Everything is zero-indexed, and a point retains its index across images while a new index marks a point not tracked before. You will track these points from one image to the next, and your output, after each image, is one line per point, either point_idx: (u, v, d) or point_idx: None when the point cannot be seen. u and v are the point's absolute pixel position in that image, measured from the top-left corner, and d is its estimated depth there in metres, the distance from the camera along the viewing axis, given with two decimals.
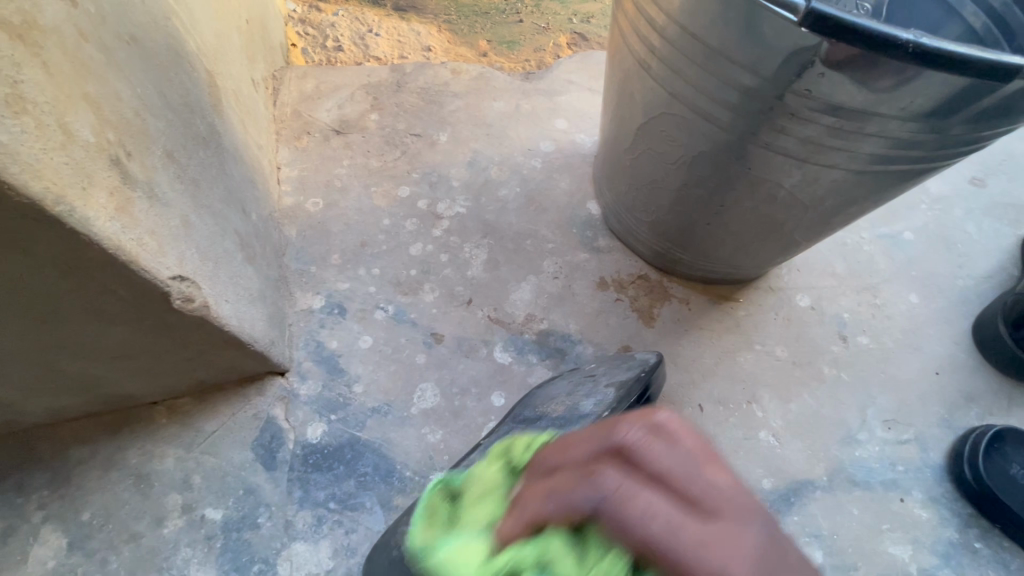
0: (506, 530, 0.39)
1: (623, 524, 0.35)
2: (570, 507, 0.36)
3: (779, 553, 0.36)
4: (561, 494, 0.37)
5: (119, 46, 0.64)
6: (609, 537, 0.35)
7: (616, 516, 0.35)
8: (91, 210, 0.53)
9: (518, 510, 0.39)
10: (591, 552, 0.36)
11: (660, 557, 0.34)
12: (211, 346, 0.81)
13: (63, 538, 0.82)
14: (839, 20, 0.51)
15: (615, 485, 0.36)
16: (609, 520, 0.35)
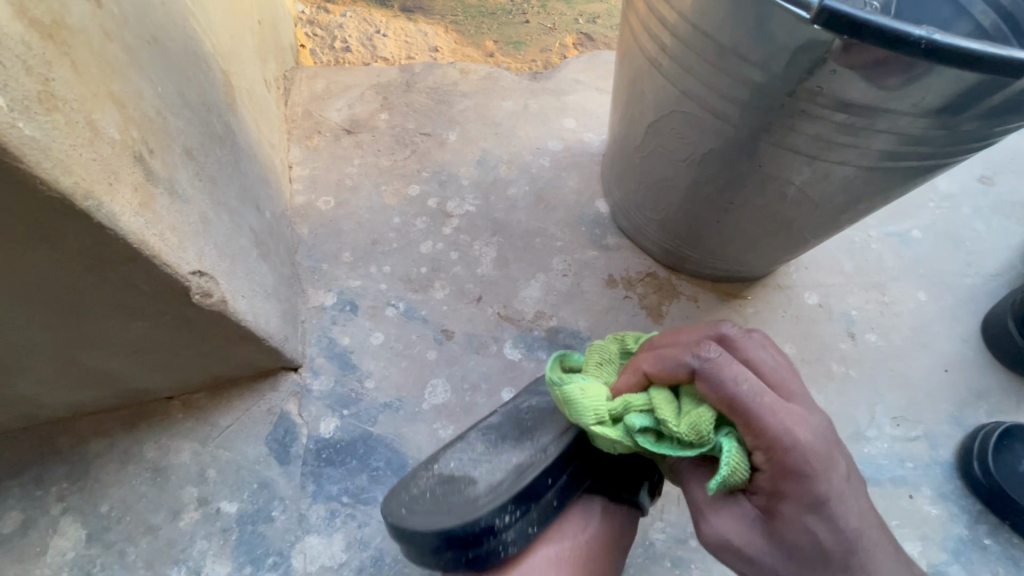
0: (627, 380, 0.63)
1: (721, 377, 0.52)
2: (680, 362, 0.56)
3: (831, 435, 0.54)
4: (670, 354, 0.58)
5: (141, 46, 0.66)
6: (705, 387, 0.53)
7: (717, 370, 0.52)
8: (117, 205, 0.55)
9: (636, 365, 0.62)
10: (687, 405, 0.58)
11: (743, 401, 0.52)
12: (228, 341, 0.82)
13: (81, 530, 0.84)
14: (851, 17, 0.52)
15: (718, 353, 0.53)
16: (709, 372, 0.53)
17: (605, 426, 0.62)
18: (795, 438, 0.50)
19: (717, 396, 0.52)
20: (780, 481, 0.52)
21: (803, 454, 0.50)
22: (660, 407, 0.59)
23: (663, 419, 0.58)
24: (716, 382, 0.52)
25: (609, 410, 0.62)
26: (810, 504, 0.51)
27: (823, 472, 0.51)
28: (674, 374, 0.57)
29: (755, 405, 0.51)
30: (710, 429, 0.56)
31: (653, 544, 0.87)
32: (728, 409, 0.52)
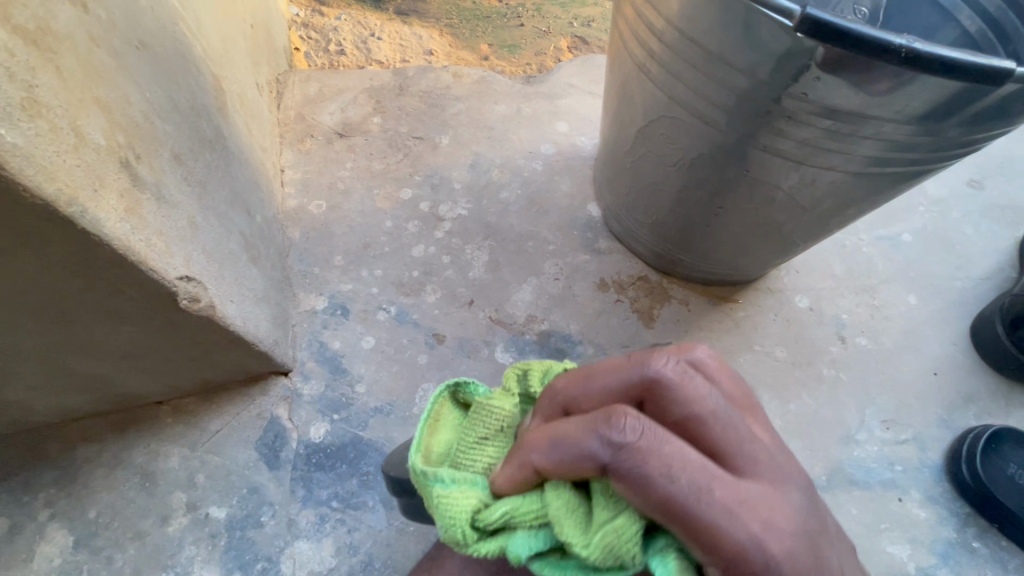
0: (513, 474, 0.48)
1: (647, 476, 0.41)
2: (583, 452, 0.43)
3: (783, 512, 0.43)
4: (571, 436, 0.44)
5: (128, 51, 0.66)
6: (625, 487, 0.42)
7: (640, 466, 0.41)
8: (102, 211, 0.55)
9: (523, 453, 0.47)
10: (596, 518, 0.46)
11: (681, 509, 0.40)
12: (217, 346, 0.82)
13: (69, 536, 0.83)
14: (834, 25, 0.52)
15: (637, 434, 0.42)
16: (630, 470, 0.41)
17: (486, 543, 0.50)
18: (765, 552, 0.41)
19: (644, 500, 0.41)
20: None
21: (770, 571, 0.41)
22: (558, 522, 0.46)
23: (565, 539, 0.46)
24: (639, 481, 0.41)
25: (489, 524, 0.49)
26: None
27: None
28: (579, 469, 0.44)
29: (703, 511, 0.40)
30: (627, 552, 0.44)
31: None
32: (661, 515, 0.41)
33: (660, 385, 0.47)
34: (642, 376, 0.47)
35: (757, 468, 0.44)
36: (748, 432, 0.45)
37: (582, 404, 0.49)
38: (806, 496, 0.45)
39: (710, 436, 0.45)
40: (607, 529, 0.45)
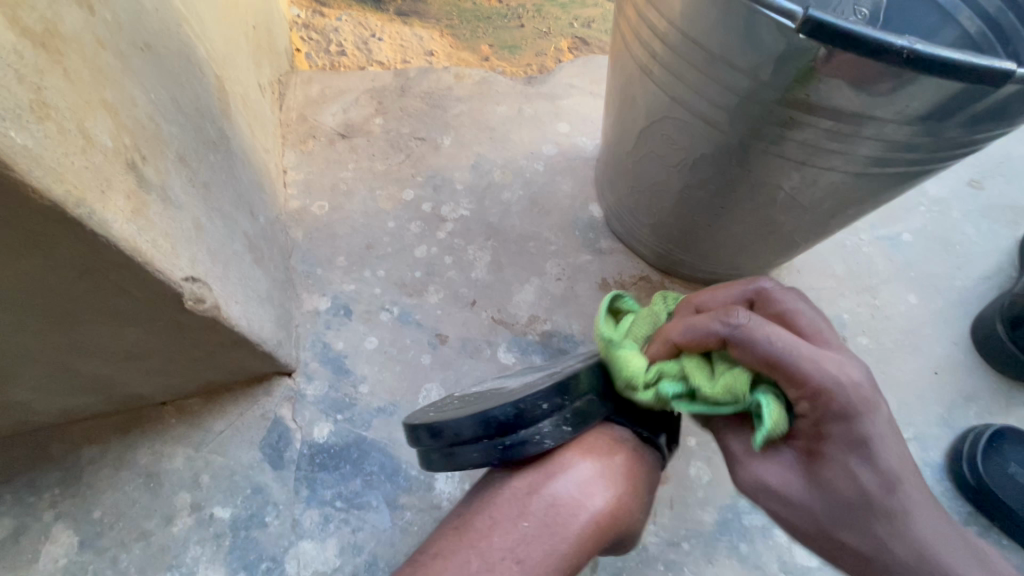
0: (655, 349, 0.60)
1: (752, 337, 0.51)
2: (705, 330, 0.55)
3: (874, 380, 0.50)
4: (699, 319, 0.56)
5: (133, 53, 0.66)
6: (738, 350, 0.52)
7: (748, 331, 0.51)
8: (109, 213, 0.55)
9: (664, 335, 0.60)
10: (719, 368, 0.56)
11: (784, 361, 0.49)
12: (221, 347, 0.82)
13: (73, 536, 0.83)
14: (835, 27, 0.53)
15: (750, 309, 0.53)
16: (741, 334, 0.51)
17: (638, 391, 0.60)
18: (835, 378, 0.48)
19: (751, 356, 0.51)
20: (824, 421, 0.49)
21: (843, 394, 0.48)
22: (692, 371, 0.57)
23: (695, 384, 0.56)
24: (747, 343, 0.51)
25: (642, 375, 0.59)
26: (849, 440, 0.49)
27: (863, 408, 0.48)
28: (705, 341, 0.55)
29: (793, 355, 0.49)
30: (745, 390, 0.54)
31: (646, 548, 0.88)
32: (765, 367, 0.50)
33: (766, 293, 0.59)
34: (755, 289, 0.60)
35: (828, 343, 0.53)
36: (826, 324, 0.55)
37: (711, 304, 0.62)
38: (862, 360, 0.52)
39: (802, 323, 0.55)
40: (730, 373, 0.54)
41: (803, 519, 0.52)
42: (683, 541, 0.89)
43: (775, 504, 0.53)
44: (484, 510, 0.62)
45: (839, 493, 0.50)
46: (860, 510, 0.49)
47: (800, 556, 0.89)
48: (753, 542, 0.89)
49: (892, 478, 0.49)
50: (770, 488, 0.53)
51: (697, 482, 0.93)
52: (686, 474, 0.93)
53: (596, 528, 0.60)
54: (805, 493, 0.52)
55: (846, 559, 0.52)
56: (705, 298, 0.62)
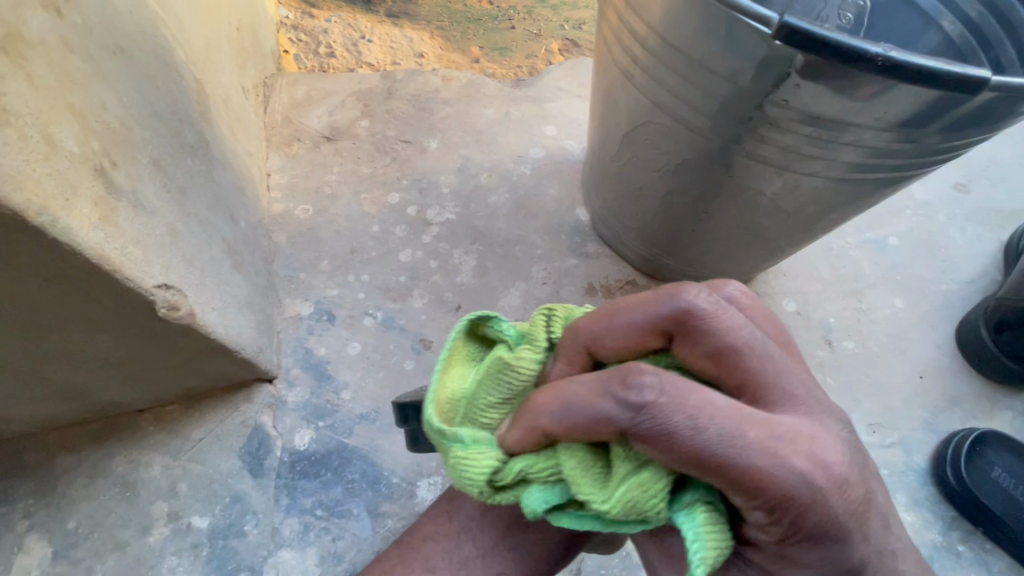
0: (520, 437, 0.46)
1: (671, 433, 0.39)
2: (599, 414, 0.41)
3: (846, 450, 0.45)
4: (585, 403, 0.42)
5: (105, 56, 0.65)
6: (653, 449, 0.40)
7: (666, 425, 0.39)
8: (74, 220, 0.54)
9: (529, 418, 0.45)
10: (617, 474, 0.44)
11: (716, 463, 0.39)
12: (198, 354, 0.81)
13: (47, 547, 0.82)
14: (809, 33, 0.53)
15: (658, 395, 0.40)
16: (654, 430, 0.40)
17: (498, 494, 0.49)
18: (813, 486, 0.41)
19: (670, 456, 0.40)
20: (791, 540, 0.44)
21: (820, 511, 0.42)
22: (577, 480, 0.45)
23: (582, 496, 0.45)
24: (663, 440, 0.40)
25: (497, 479, 0.48)
26: (824, 556, 0.45)
27: (852, 526, 0.44)
28: (595, 433, 0.42)
29: (740, 458, 0.39)
30: (655, 508, 0.43)
31: (630, 555, 0.87)
32: (694, 470, 0.40)
33: (687, 323, 0.44)
34: (670, 312, 0.45)
35: (794, 399, 0.43)
36: (786, 362, 0.44)
37: (606, 344, 0.47)
38: (844, 427, 0.45)
39: (740, 366, 0.43)
40: (630, 492, 0.43)
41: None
42: None
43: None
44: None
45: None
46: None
47: None
48: None
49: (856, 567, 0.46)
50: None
51: None
52: None
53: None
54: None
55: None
56: (597, 333, 0.47)
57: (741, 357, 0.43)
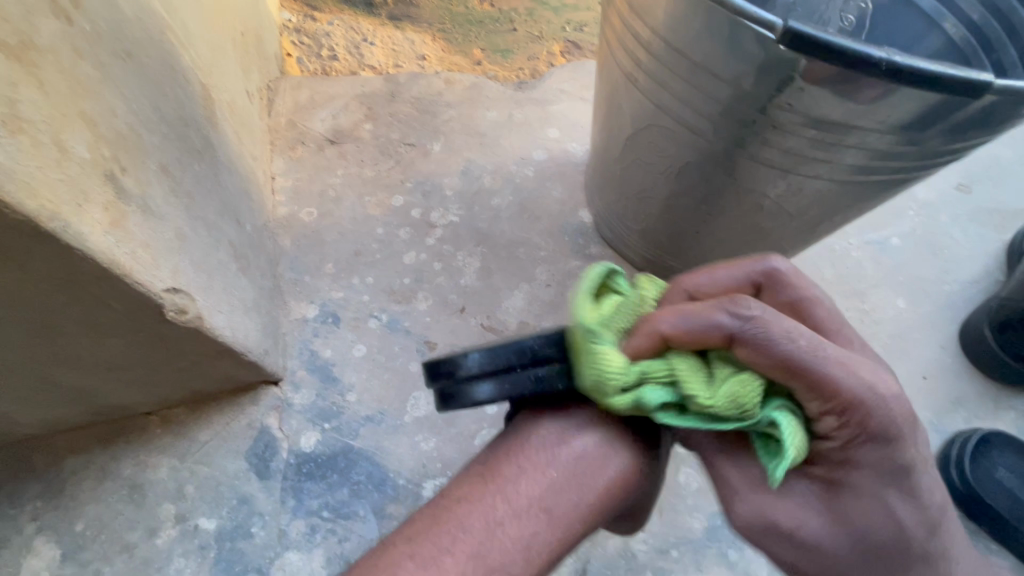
0: (636, 344, 0.48)
1: (768, 339, 0.44)
2: (713, 322, 0.45)
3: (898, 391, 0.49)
4: (702, 310, 0.46)
5: (114, 62, 0.65)
6: (750, 353, 0.45)
7: (764, 331, 0.44)
8: (86, 225, 0.55)
9: (651, 323, 0.48)
10: (719, 373, 0.47)
11: (803, 366, 0.44)
12: (205, 357, 0.81)
13: (55, 549, 0.83)
14: (815, 38, 0.53)
15: (761, 309, 0.45)
16: (757, 336, 0.44)
17: (614, 396, 0.47)
18: (875, 394, 0.45)
19: (767, 360, 0.44)
20: (855, 444, 0.46)
21: (883, 413, 0.45)
22: (688, 376, 0.47)
23: (691, 392, 0.47)
24: (762, 345, 0.44)
25: (621, 376, 0.47)
26: (888, 474, 0.47)
27: (905, 430, 0.46)
28: (707, 338, 0.46)
29: (823, 364, 0.44)
30: (755, 401, 0.46)
31: (635, 556, 0.88)
32: (785, 375, 0.45)
33: (777, 276, 0.53)
34: (764, 268, 0.53)
35: (848, 341, 0.51)
36: (841, 318, 0.52)
37: (709, 289, 0.53)
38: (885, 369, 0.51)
39: (814, 313, 0.52)
40: (742, 383, 0.46)
41: (820, 564, 0.50)
42: (672, 548, 0.88)
43: (787, 547, 0.50)
44: (510, 457, 0.54)
45: (868, 534, 0.48)
46: (888, 553, 0.48)
47: None
48: (742, 550, 0.89)
49: (919, 506, 0.48)
50: (787, 530, 0.50)
51: (686, 490, 0.92)
52: (674, 481, 0.93)
53: (625, 483, 0.54)
54: (827, 534, 0.49)
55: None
56: (701, 281, 0.53)
57: (815, 306, 0.52)
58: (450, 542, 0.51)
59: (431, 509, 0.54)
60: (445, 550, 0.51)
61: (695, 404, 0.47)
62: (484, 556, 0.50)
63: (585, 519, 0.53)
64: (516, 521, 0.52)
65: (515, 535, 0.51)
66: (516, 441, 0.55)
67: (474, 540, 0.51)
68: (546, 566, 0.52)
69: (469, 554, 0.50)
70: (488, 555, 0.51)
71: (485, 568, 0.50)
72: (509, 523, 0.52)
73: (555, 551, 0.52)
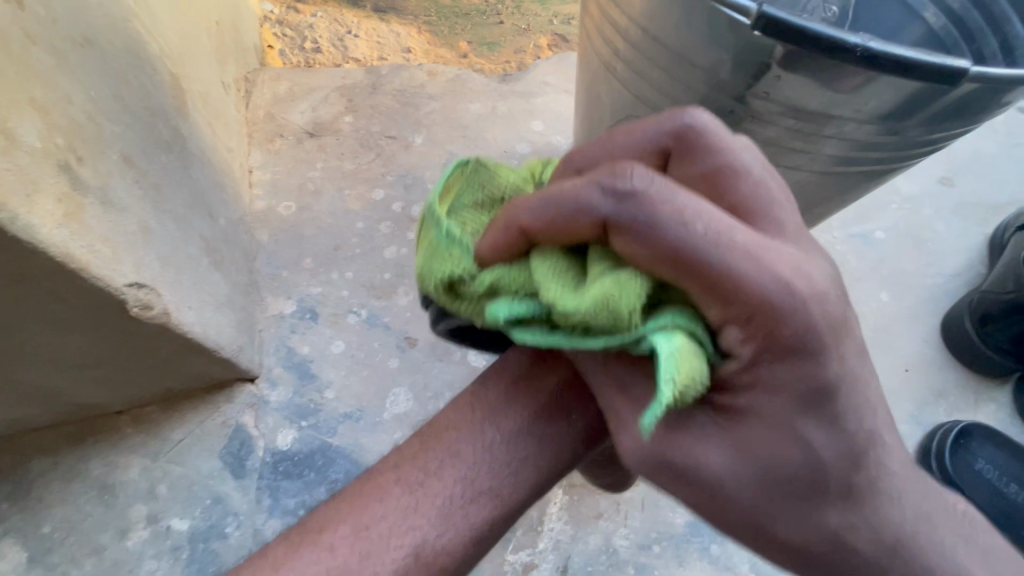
0: (494, 243, 0.44)
1: (655, 223, 0.36)
2: (580, 206, 0.39)
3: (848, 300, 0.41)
4: (571, 193, 0.39)
5: (71, 49, 0.63)
6: (626, 242, 0.38)
7: (648, 211, 0.37)
8: (35, 217, 0.53)
9: (509, 217, 0.43)
10: (591, 273, 0.41)
11: (693, 257, 0.36)
12: (176, 354, 0.79)
13: (22, 552, 0.81)
14: (789, 23, 0.52)
15: (647, 186, 0.37)
16: (637, 220, 0.37)
17: (472, 301, 0.47)
18: (790, 293, 0.37)
19: (641, 250, 0.37)
20: (756, 363, 0.38)
21: (800, 317, 0.37)
22: (545, 283, 0.42)
23: (548, 299, 0.41)
24: (641, 230, 0.37)
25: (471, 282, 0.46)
26: (807, 395, 0.39)
27: (829, 337, 0.38)
28: (575, 228, 0.39)
29: (717, 252, 0.36)
30: (633, 310, 0.39)
31: (617, 552, 0.87)
32: (674, 271, 0.37)
33: (689, 135, 0.43)
34: (675, 131, 0.43)
35: (782, 228, 0.40)
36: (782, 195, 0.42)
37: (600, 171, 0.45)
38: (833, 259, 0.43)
39: (735, 188, 0.41)
40: (604, 284, 0.39)
41: (721, 504, 0.43)
42: (654, 544, 0.88)
43: (684, 489, 0.43)
44: (501, 383, 0.55)
45: (777, 468, 0.41)
46: (803, 486, 0.42)
47: None
48: (724, 545, 0.88)
49: (853, 450, 0.41)
50: (686, 469, 0.42)
51: None
52: None
53: (611, 412, 0.55)
54: (732, 473, 0.41)
55: (766, 549, 0.45)
56: (587, 157, 0.46)
57: (733, 178, 0.41)
58: (438, 467, 0.52)
59: (418, 438, 0.55)
60: (432, 475, 0.52)
61: (556, 314, 0.42)
62: (472, 479, 0.52)
63: (570, 447, 0.54)
64: (505, 447, 0.53)
65: (503, 459, 0.53)
66: (506, 370, 0.56)
67: (462, 465, 0.52)
68: (535, 489, 0.53)
69: (457, 477, 0.52)
70: (478, 478, 0.52)
71: (473, 490, 0.52)
72: (497, 447, 0.53)
73: (541, 476, 0.53)
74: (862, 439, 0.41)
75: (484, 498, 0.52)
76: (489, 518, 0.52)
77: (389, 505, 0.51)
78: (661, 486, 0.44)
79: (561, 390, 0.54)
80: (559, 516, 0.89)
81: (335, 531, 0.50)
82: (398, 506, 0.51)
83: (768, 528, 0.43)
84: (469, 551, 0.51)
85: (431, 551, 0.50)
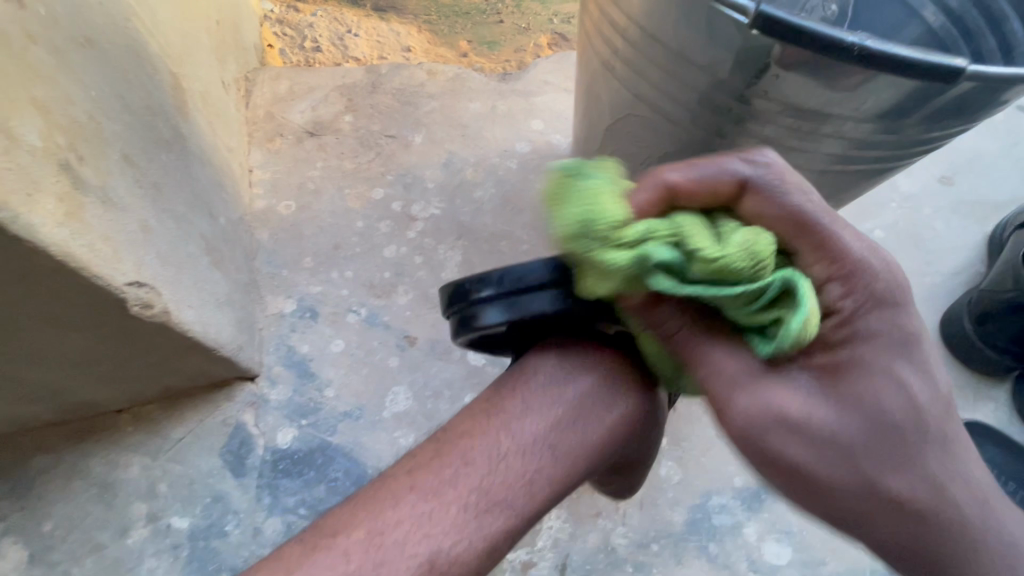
0: (641, 201, 0.47)
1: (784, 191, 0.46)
2: (722, 173, 0.47)
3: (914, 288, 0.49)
4: (708, 168, 0.48)
5: (73, 48, 0.63)
6: (760, 203, 0.47)
7: (776, 181, 0.46)
8: (36, 216, 0.53)
9: (656, 175, 0.48)
10: (727, 231, 0.46)
11: (813, 224, 0.46)
12: (176, 352, 0.79)
13: (23, 550, 0.81)
14: (787, 22, 0.52)
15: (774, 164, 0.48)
16: (769, 188, 0.46)
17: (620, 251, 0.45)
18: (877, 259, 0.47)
19: (773, 213, 0.46)
20: (858, 319, 0.46)
21: (883, 282, 0.46)
22: (692, 231, 0.45)
23: (696, 246, 0.44)
24: (770, 196, 0.46)
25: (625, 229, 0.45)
26: (897, 342, 0.46)
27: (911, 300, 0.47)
28: (717, 185, 0.47)
29: (824, 224, 0.46)
30: (768, 254, 0.45)
31: (615, 550, 0.87)
32: (793, 233, 0.46)
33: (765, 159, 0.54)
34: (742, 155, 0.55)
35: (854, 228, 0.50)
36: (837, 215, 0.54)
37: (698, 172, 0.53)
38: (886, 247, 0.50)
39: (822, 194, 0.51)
40: (752, 235, 0.45)
41: (814, 451, 0.47)
42: (653, 542, 0.88)
43: (784, 437, 0.47)
44: (518, 394, 0.56)
45: (871, 411, 0.46)
46: (901, 439, 0.47)
47: (768, 554, 0.88)
48: (723, 543, 0.89)
49: (932, 398, 0.47)
50: (788, 418, 0.47)
51: (668, 481, 0.92)
52: (656, 474, 0.92)
53: (624, 425, 0.57)
54: (837, 425, 0.47)
55: (850, 499, 0.48)
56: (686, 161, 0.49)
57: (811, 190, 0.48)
58: (453, 475, 0.53)
59: (433, 444, 0.56)
60: (447, 482, 0.53)
61: (697, 262, 0.44)
62: (488, 488, 0.53)
63: (585, 460, 0.56)
64: (520, 456, 0.54)
65: (517, 468, 0.54)
66: (522, 378, 0.57)
67: (477, 473, 0.53)
68: (547, 500, 0.55)
69: (471, 487, 0.53)
70: (491, 487, 0.53)
71: (488, 500, 0.53)
72: (513, 456, 0.54)
73: (557, 485, 0.55)
74: (945, 391, 0.47)
75: (497, 509, 0.52)
76: (502, 527, 0.52)
77: (404, 512, 0.52)
78: (769, 441, 0.47)
79: (577, 404, 0.56)
80: (557, 514, 0.89)
81: (349, 535, 0.51)
82: (414, 512, 0.52)
83: (856, 474, 0.47)
84: (481, 560, 0.52)
85: (445, 560, 0.50)
